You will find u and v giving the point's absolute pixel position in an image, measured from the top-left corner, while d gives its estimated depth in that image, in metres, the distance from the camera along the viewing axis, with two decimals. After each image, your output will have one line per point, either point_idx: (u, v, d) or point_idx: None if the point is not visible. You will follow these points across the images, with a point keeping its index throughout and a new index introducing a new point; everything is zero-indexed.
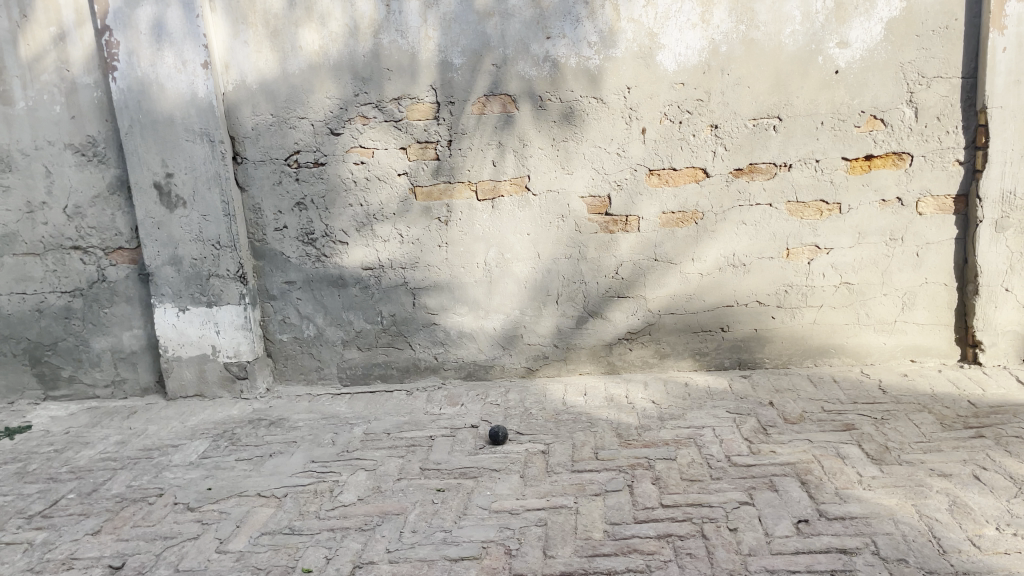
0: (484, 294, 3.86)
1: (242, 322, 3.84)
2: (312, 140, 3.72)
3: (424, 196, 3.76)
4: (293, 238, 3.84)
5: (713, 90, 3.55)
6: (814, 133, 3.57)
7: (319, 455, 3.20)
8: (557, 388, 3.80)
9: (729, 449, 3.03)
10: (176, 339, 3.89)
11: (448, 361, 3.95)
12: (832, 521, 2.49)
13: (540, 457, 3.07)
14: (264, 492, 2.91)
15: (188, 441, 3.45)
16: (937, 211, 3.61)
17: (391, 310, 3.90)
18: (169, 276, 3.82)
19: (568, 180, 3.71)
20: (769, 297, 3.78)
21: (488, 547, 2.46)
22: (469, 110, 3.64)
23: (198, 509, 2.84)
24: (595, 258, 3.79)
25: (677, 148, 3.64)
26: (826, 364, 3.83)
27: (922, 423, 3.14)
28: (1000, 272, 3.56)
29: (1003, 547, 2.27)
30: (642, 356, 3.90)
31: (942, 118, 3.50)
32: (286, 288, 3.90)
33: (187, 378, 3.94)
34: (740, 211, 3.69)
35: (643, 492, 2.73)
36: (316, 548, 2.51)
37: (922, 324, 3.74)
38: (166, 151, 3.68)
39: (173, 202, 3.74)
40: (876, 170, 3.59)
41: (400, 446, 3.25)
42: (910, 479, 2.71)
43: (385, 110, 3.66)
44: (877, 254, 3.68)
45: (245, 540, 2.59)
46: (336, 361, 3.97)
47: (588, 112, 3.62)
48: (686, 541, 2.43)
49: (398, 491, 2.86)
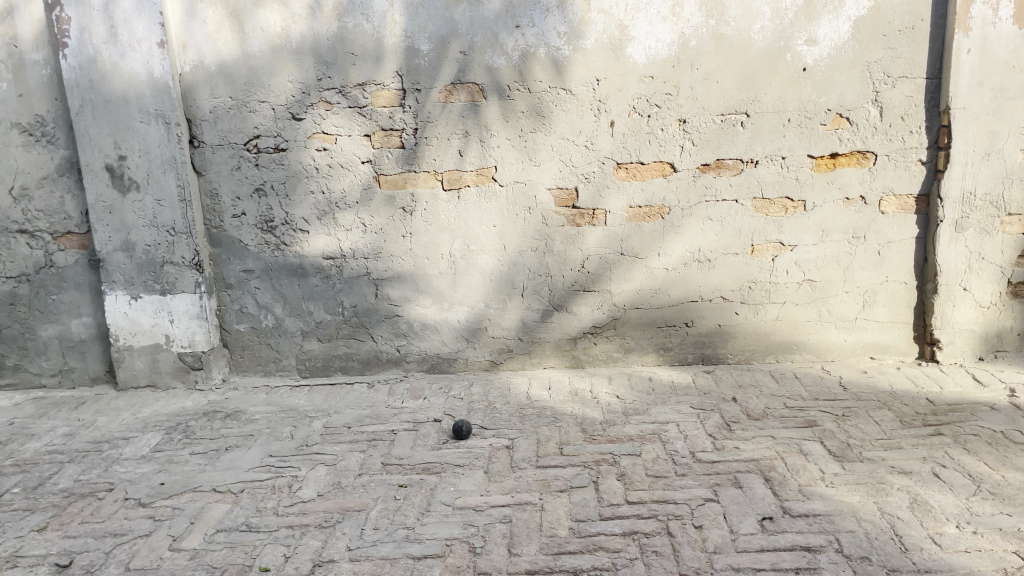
0: (448, 286, 3.80)
1: (198, 310, 3.73)
2: (273, 125, 3.61)
3: (388, 184, 3.68)
4: (252, 225, 3.73)
5: (681, 84, 3.54)
6: (781, 130, 3.57)
7: (277, 449, 3.12)
8: (521, 382, 3.76)
9: (694, 445, 3.02)
10: (128, 328, 3.76)
11: (410, 353, 3.89)
12: (796, 518, 2.49)
13: (505, 452, 3.03)
14: (219, 487, 2.82)
15: (139, 434, 3.34)
16: (899, 211, 3.65)
17: (353, 301, 3.82)
18: (120, 262, 3.69)
19: (535, 172, 3.66)
20: (733, 293, 3.79)
21: (451, 545, 2.41)
22: (435, 98, 3.57)
23: (150, 505, 2.74)
24: (562, 251, 3.75)
25: (645, 142, 3.62)
26: (788, 361, 3.86)
27: (883, 420, 3.17)
28: (959, 272, 3.62)
29: (964, 545, 2.30)
30: (606, 350, 3.89)
31: (906, 118, 3.53)
32: (244, 276, 3.80)
33: (139, 368, 3.81)
34: (706, 207, 3.69)
35: (608, 488, 2.71)
36: (274, 546, 2.44)
37: (882, 322, 3.79)
38: (119, 133, 3.54)
39: (126, 185, 3.60)
40: (841, 168, 3.61)
41: (361, 440, 3.18)
42: (871, 476, 2.73)
43: (349, 95, 3.57)
44: (840, 252, 3.71)
45: (199, 538, 2.51)
46: (295, 352, 3.88)
47: (557, 103, 3.57)
48: (652, 538, 2.41)
49: (359, 487, 2.79)
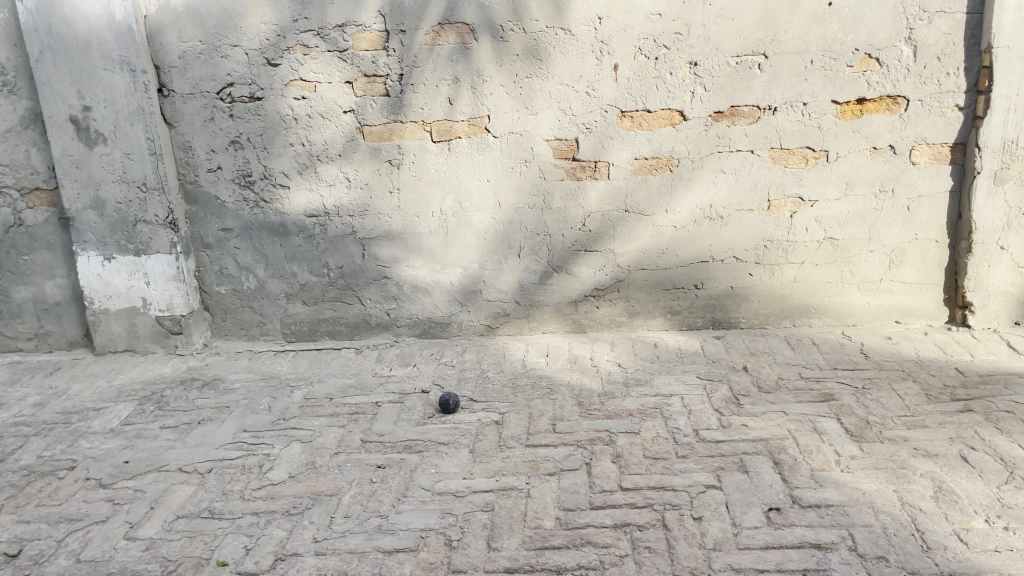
0: (440, 245, 3.55)
1: (174, 272, 3.52)
2: (247, 72, 3.33)
3: (373, 136, 3.41)
4: (229, 180, 3.49)
5: (692, 23, 3.20)
6: (802, 73, 3.23)
7: (253, 423, 2.93)
8: (518, 349, 3.53)
9: (698, 422, 2.79)
10: (103, 291, 3.56)
11: (401, 317, 3.67)
12: (806, 510, 2.26)
13: (493, 429, 2.82)
14: (185, 466, 2.65)
15: (111, 404, 3.17)
16: (932, 161, 3.32)
17: (339, 262, 3.58)
18: (91, 221, 3.47)
19: (531, 121, 3.36)
20: (747, 253, 3.50)
21: (426, 538, 2.21)
22: (422, 40, 3.27)
23: (111, 486, 2.57)
24: (562, 209, 3.48)
25: (652, 87, 3.30)
26: (805, 325, 3.58)
27: (907, 394, 2.91)
28: (996, 228, 3.30)
29: (994, 543, 2.06)
30: (610, 314, 3.64)
31: (942, 58, 3.17)
32: (223, 236, 3.57)
33: (117, 333, 3.63)
34: (718, 158, 3.38)
35: (602, 472, 2.49)
36: (235, 536, 2.25)
37: (910, 283, 3.49)
38: (82, 81, 3.28)
39: (92, 138, 3.36)
40: (868, 115, 3.28)
41: (343, 414, 2.98)
42: (892, 460, 2.48)
43: (328, 38, 3.28)
44: (865, 207, 3.40)
45: (158, 526, 2.33)
46: (279, 316, 3.68)
47: (555, 45, 3.25)
48: (645, 532, 2.19)
49: (335, 468, 2.60)
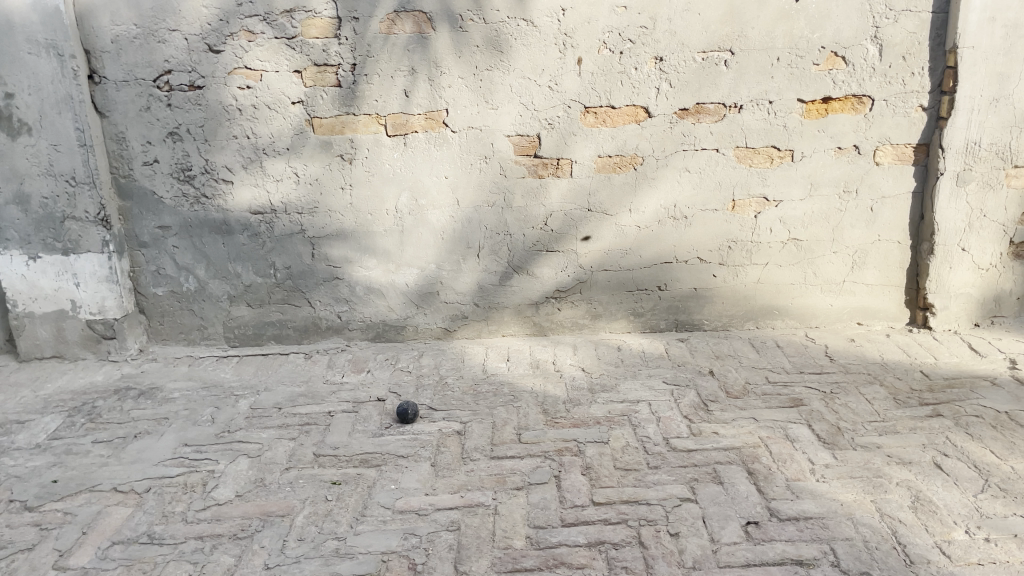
0: (396, 245, 3.38)
1: (107, 273, 3.27)
2: (186, 58, 3.10)
3: (323, 129, 3.22)
4: (166, 174, 3.25)
5: (658, 16, 3.10)
6: (769, 70, 3.16)
7: (195, 437, 2.73)
8: (477, 353, 3.39)
9: (668, 430, 2.69)
10: (27, 293, 3.29)
11: (353, 321, 3.49)
12: (785, 523, 2.18)
13: (455, 440, 2.67)
14: (121, 486, 2.43)
15: (37, 417, 2.92)
16: (896, 162, 3.29)
17: (287, 262, 3.38)
18: (14, 217, 3.20)
19: (491, 116, 3.22)
20: (712, 254, 3.43)
21: (388, 562, 2.06)
22: (376, 28, 3.09)
23: (37, 509, 2.34)
24: (523, 207, 3.34)
25: (617, 82, 3.19)
26: (769, 327, 3.53)
27: (875, 398, 2.87)
28: (958, 230, 3.29)
29: (977, 556, 2.01)
30: (572, 317, 3.52)
31: (907, 57, 3.14)
32: (160, 234, 3.33)
33: (43, 338, 3.37)
34: (683, 156, 3.29)
35: (572, 486, 2.37)
36: (178, 564, 2.06)
37: (872, 284, 3.47)
38: (3, 66, 3.01)
39: (15, 128, 3.10)
40: (833, 114, 3.23)
41: (293, 425, 2.80)
42: (867, 468, 2.42)
43: (275, 24, 3.07)
44: (829, 208, 3.35)
45: (91, 554, 2.12)
46: (222, 319, 3.46)
47: (517, 37, 3.12)
48: (621, 550, 2.08)
49: (286, 485, 2.42)
